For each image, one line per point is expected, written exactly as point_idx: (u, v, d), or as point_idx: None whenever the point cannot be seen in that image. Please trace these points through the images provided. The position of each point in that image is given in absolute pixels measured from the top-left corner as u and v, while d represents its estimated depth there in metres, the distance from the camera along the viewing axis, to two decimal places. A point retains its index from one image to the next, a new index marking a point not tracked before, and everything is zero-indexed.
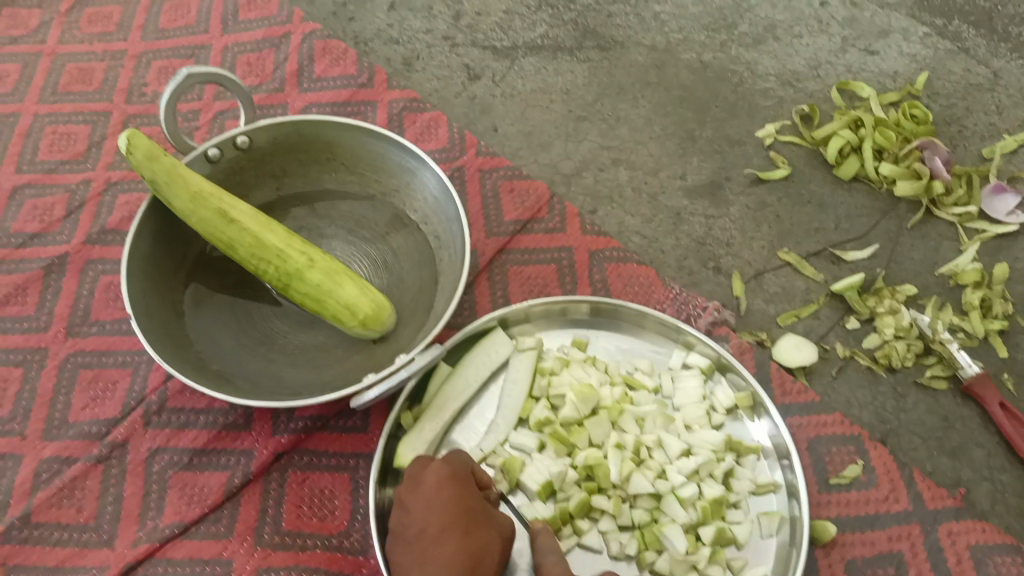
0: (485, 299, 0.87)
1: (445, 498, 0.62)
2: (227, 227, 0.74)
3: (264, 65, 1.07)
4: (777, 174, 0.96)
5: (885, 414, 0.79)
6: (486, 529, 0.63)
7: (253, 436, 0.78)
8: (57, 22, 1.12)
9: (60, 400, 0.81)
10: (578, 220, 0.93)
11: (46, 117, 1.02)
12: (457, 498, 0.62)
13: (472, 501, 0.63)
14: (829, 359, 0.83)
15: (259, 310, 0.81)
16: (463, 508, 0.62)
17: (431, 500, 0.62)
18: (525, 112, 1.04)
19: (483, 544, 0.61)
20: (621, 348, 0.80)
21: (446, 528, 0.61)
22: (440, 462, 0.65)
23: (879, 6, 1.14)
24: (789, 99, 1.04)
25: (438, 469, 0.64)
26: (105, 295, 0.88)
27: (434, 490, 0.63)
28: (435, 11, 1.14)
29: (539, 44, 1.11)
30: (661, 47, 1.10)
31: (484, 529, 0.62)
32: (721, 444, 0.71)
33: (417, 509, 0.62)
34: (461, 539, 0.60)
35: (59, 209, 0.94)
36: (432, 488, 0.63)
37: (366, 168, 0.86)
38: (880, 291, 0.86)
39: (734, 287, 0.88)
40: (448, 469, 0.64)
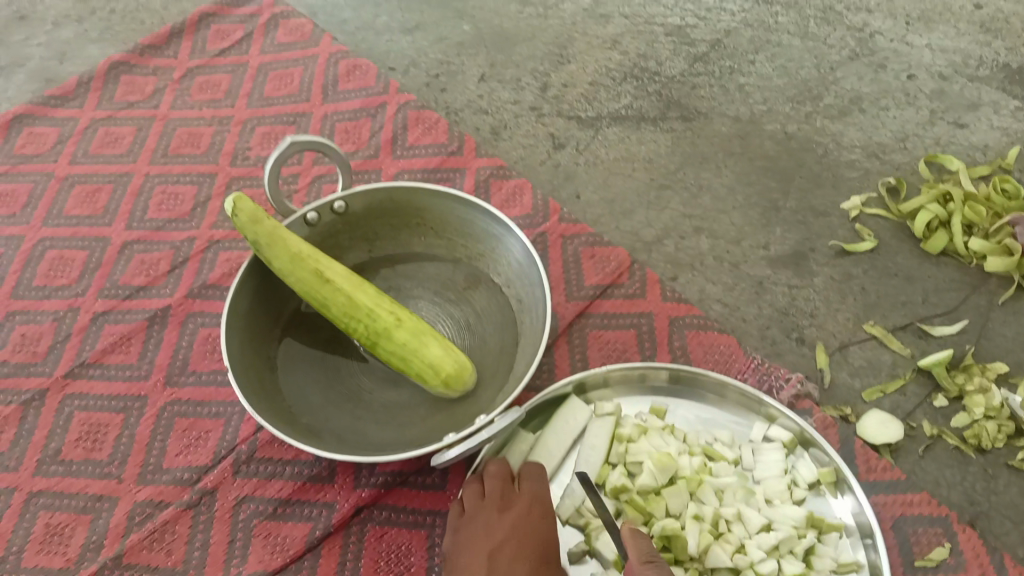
0: (564, 362, 0.88)
1: (529, 527, 0.68)
2: (322, 286, 0.78)
3: (360, 132, 1.12)
4: (862, 247, 0.95)
5: (974, 496, 0.77)
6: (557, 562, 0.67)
7: (335, 489, 0.81)
8: (170, 90, 1.20)
9: (157, 445, 0.85)
10: (658, 286, 0.93)
11: (157, 178, 1.09)
12: (540, 533, 0.67)
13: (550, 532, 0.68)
14: (916, 437, 0.81)
15: (346, 366, 0.84)
16: (542, 543, 0.67)
17: (516, 526, 0.67)
18: (608, 180, 1.06)
19: None
20: (700, 418, 0.80)
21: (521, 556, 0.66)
22: (528, 488, 0.71)
23: (968, 80, 1.13)
24: (875, 171, 1.04)
25: (525, 497, 0.70)
26: (203, 347, 0.92)
27: (519, 516, 0.68)
28: (523, 82, 1.19)
29: (623, 115, 1.14)
30: (745, 118, 1.12)
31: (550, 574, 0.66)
32: (803, 521, 0.70)
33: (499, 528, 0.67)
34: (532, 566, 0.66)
35: (164, 264, 1.00)
36: (520, 513, 0.68)
37: (453, 233, 0.89)
38: (969, 368, 0.84)
39: (818, 359, 0.87)
40: (534, 498, 0.69)
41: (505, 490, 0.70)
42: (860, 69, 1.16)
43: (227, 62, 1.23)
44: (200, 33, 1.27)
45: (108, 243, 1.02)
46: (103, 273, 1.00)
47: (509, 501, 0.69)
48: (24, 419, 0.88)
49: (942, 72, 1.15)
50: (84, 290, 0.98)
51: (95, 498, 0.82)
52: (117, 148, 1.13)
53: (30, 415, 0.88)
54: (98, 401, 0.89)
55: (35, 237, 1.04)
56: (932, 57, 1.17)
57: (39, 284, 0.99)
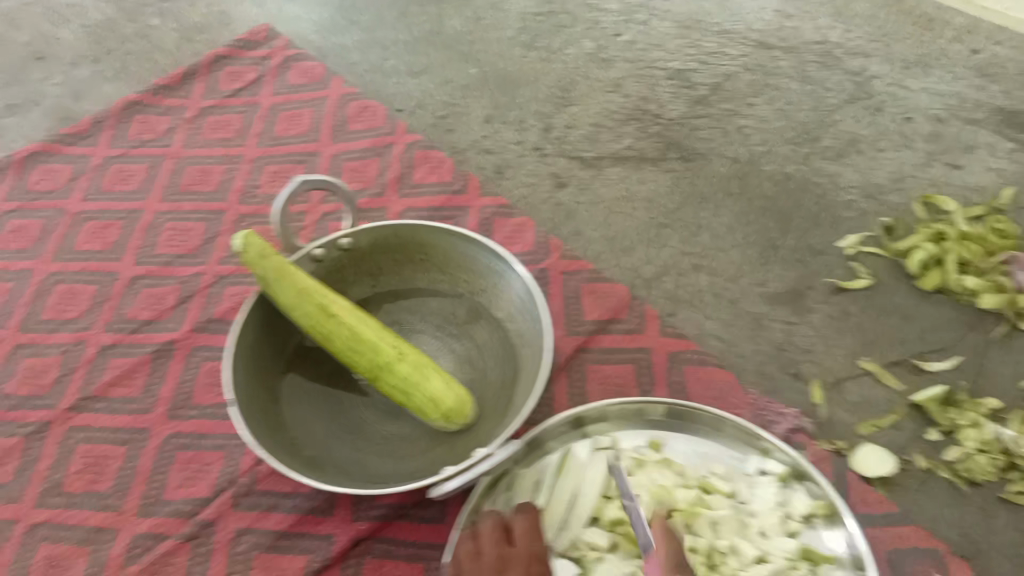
0: (563, 397, 0.89)
1: None
2: (327, 321, 0.79)
3: (367, 171, 1.14)
4: (858, 284, 0.97)
5: (971, 533, 0.77)
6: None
7: (334, 521, 0.81)
8: (182, 129, 1.23)
9: (158, 477, 0.86)
10: (657, 322, 0.95)
11: (167, 214, 1.11)
12: None
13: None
14: (910, 471, 0.81)
15: (348, 400, 0.85)
16: None
17: None
18: (609, 218, 1.08)
19: None
20: (698, 451, 0.80)
21: None
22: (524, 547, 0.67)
23: (964, 122, 1.15)
24: (872, 210, 1.06)
25: (523, 557, 0.66)
26: (207, 380, 0.94)
27: None
28: (527, 123, 1.21)
29: (625, 155, 1.16)
30: (744, 159, 1.14)
31: None
32: (797, 552, 0.71)
33: None
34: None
35: (171, 298, 1.02)
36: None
37: (456, 269, 0.91)
38: (962, 403, 0.85)
39: (814, 395, 0.87)
40: (532, 558, 0.66)
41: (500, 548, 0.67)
42: (857, 112, 1.19)
43: (239, 102, 1.26)
44: (213, 74, 1.31)
45: (117, 277, 1.04)
46: (111, 307, 1.01)
47: (507, 561, 0.66)
48: (29, 450, 0.89)
49: (938, 115, 1.17)
50: (92, 323, 1.00)
51: (97, 529, 0.83)
52: (129, 185, 1.15)
53: (35, 446, 0.90)
54: (102, 433, 0.90)
55: (45, 270, 1.06)
56: (929, 101, 1.19)
57: (48, 317, 1.01)
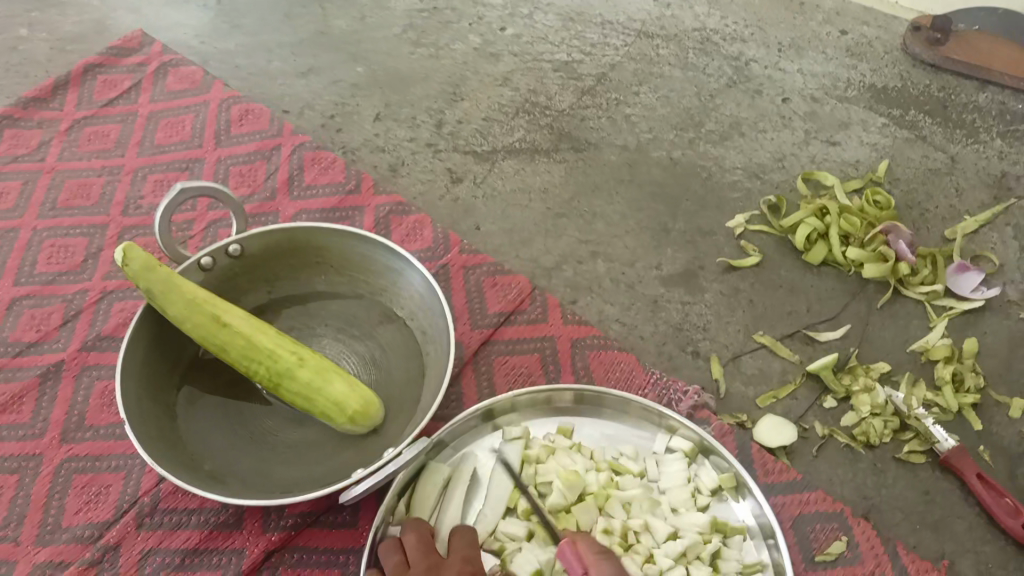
0: (470, 390, 0.89)
1: None
2: (221, 331, 0.77)
3: (256, 175, 1.12)
4: (748, 262, 1.00)
5: (866, 491, 0.81)
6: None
7: (244, 534, 0.79)
8: (57, 141, 1.17)
9: (54, 505, 0.82)
10: (559, 311, 0.96)
11: (46, 231, 1.06)
12: None
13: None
14: (809, 438, 0.84)
15: (249, 409, 0.83)
16: None
17: None
18: (506, 211, 1.08)
19: None
20: (606, 434, 0.81)
21: None
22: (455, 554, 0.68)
23: (838, 101, 1.21)
24: (757, 190, 1.09)
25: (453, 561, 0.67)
26: (100, 400, 0.90)
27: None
28: (418, 120, 1.21)
29: (518, 147, 1.17)
30: (633, 146, 1.16)
31: None
32: (707, 525, 0.73)
33: None
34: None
35: (55, 318, 0.97)
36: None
37: (354, 269, 0.90)
38: (854, 369, 0.89)
39: (714, 370, 0.90)
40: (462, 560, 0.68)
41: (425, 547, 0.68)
42: (738, 95, 1.23)
43: (116, 111, 1.21)
44: (86, 83, 1.25)
45: None
46: None
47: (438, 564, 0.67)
48: None
49: (813, 95, 1.22)
50: None
51: None
52: (2, 203, 1.09)
53: None
54: None
55: None
56: (804, 82, 1.24)
57: None
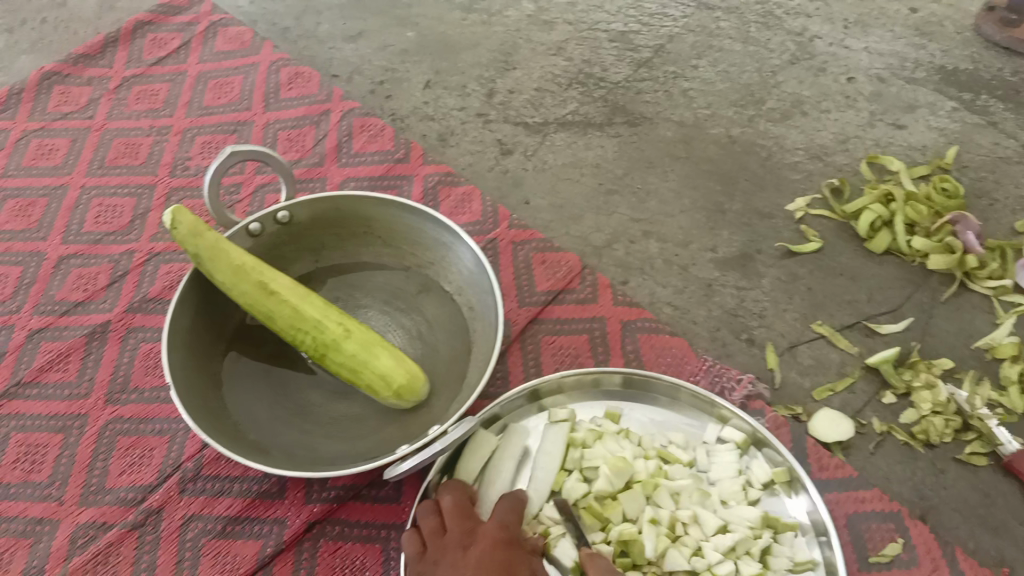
0: (517, 369, 0.88)
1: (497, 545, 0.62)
2: (267, 299, 0.76)
3: (304, 141, 1.10)
4: (808, 248, 0.97)
5: (924, 490, 0.78)
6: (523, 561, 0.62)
7: (286, 505, 0.79)
8: (106, 99, 1.16)
9: (99, 465, 0.82)
10: (609, 291, 0.93)
11: (94, 190, 1.05)
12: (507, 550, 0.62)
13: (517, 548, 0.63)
14: (866, 434, 0.82)
15: (293, 380, 0.82)
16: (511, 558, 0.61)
17: (481, 545, 0.62)
18: (556, 185, 1.06)
19: None
20: (654, 421, 0.79)
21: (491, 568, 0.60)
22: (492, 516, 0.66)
23: (905, 82, 1.16)
24: (818, 172, 1.06)
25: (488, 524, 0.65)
26: (145, 363, 0.89)
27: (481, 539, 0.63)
28: (469, 89, 1.18)
29: (570, 120, 1.14)
30: (690, 122, 1.12)
31: None
32: (758, 521, 0.70)
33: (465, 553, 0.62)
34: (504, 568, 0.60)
35: (102, 278, 0.97)
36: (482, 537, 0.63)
37: (402, 241, 0.88)
38: (916, 364, 0.86)
39: (768, 360, 0.87)
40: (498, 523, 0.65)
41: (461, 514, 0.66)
42: (800, 73, 1.18)
43: (165, 70, 1.20)
44: (136, 41, 1.24)
45: (43, 257, 0.99)
46: (38, 289, 0.96)
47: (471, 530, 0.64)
48: None
49: (879, 75, 1.17)
50: (18, 307, 0.94)
51: (35, 522, 0.79)
52: (51, 160, 1.09)
53: None
54: (36, 422, 0.86)
55: None
56: (870, 61, 1.19)
57: None
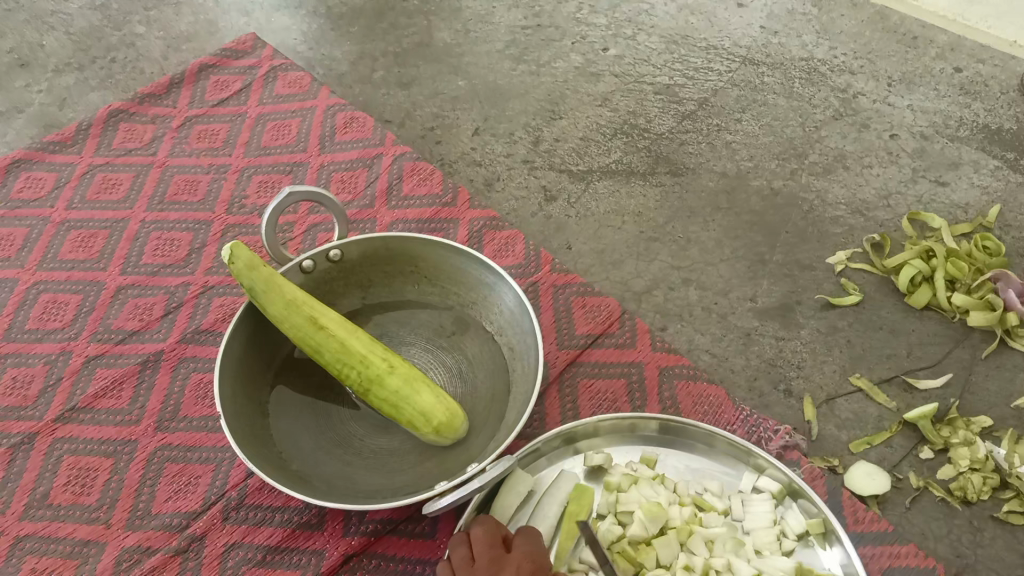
0: (555, 411, 0.89)
1: None
2: (316, 333, 0.79)
3: (356, 182, 1.14)
4: (848, 300, 0.97)
5: (961, 548, 0.78)
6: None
7: (324, 536, 0.80)
8: (168, 137, 1.22)
9: (146, 491, 0.85)
10: (648, 336, 0.95)
11: (153, 224, 1.10)
12: None
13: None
14: (902, 489, 0.82)
15: (337, 413, 0.84)
16: None
17: None
18: (599, 232, 1.08)
19: None
20: (690, 468, 0.80)
21: None
22: (521, 549, 0.66)
23: (949, 139, 1.17)
24: (860, 227, 1.07)
25: (518, 557, 0.65)
26: (195, 392, 0.93)
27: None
28: (516, 136, 1.21)
29: (614, 169, 1.16)
30: (732, 173, 1.14)
31: None
32: (792, 571, 0.71)
33: None
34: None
35: (158, 309, 1.00)
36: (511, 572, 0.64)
37: (447, 280, 0.91)
38: (954, 421, 0.86)
39: (806, 412, 0.88)
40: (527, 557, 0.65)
41: (493, 558, 0.65)
42: (844, 128, 1.20)
43: (225, 111, 1.25)
44: (199, 83, 1.29)
45: (102, 287, 1.03)
46: (96, 317, 1.00)
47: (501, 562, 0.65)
48: (12, 462, 0.88)
49: (923, 132, 1.18)
50: (77, 333, 0.98)
51: (81, 544, 0.82)
52: (114, 194, 1.14)
53: (18, 458, 0.88)
54: (88, 445, 0.89)
55: (29, 279, 1.04)
56: (914, 118, 1.20)
57: (32, 327, 0.99)
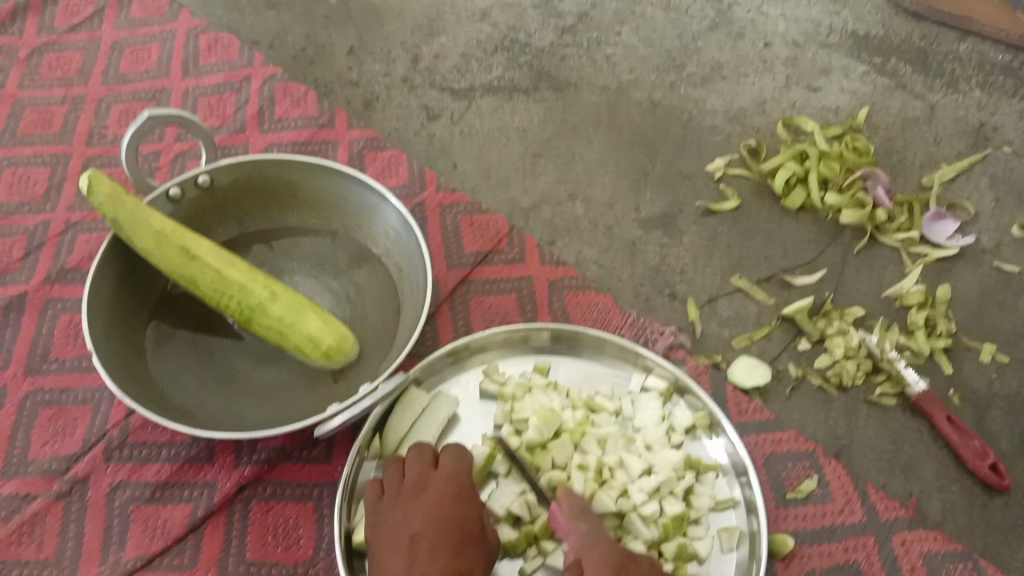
0: (447, 328, 0.88)
1: (446, 509, 0.64)
2: (189, 263, 0.75)
3: (226, 107, 1.08)
4: (727, 207, 1.00)
5: (839, 431, 0.82)
6: (475, 546, 0.63)
7: (215, 469, 0.78)
8: (15, 68, 1.13)
9: (18, 438, 0.80)
10: (536, 251, 0.95)
11: (5, 160, 1.02)
12: (458, 514, 0.64)
13: (469, 524, 0.64)
14: (783, 379, 0.85)
15: (220, 344, 0.81)
16: (459, 523, 0.63)
17: (437, 508, 0.63)
18: (483, 150, 1.06)
19: (471, 562, 0.61)
20: (581, 374, 0.81)
21: (442, 539, 0.61)
22: (447, 472, 0.67)
23: (819, 47, 1.20)
24: (737, 134, 1.09)
25: (442, 481, 0.66)
26: (65, 333, 0.88)
27: (439, 499, 0.64)
28: (393, 55, 1.18)
29: (495, 85, 1.14)
30: (613, 87, 1.14)
31: (473, 550, 0.62)
32: (681, 463, 0.72)
33: (415, 517, 0.63)
34: (451, 558, 0.60)
35: (18, 250, 0.94)
36: (433, 497, 0.64)
37: (328, 207, 0.88)
38: (829, 313, 0.89)
39: (690, 313, 0.90)
40: (452, 481, 0.66)
41: (422, 478, 0.67)
42: (719, 38, 1.21)
43: (77, 38, 1.16)
44: (46, 8, 1.20)
45: None
46: None
47: (426, 484, 0.66)
48: None
49: (795, 39, 1.21)
50: None
51: None
52: None
53: None
54: None
55: None
56: (786, 26, 1.22)
57: None
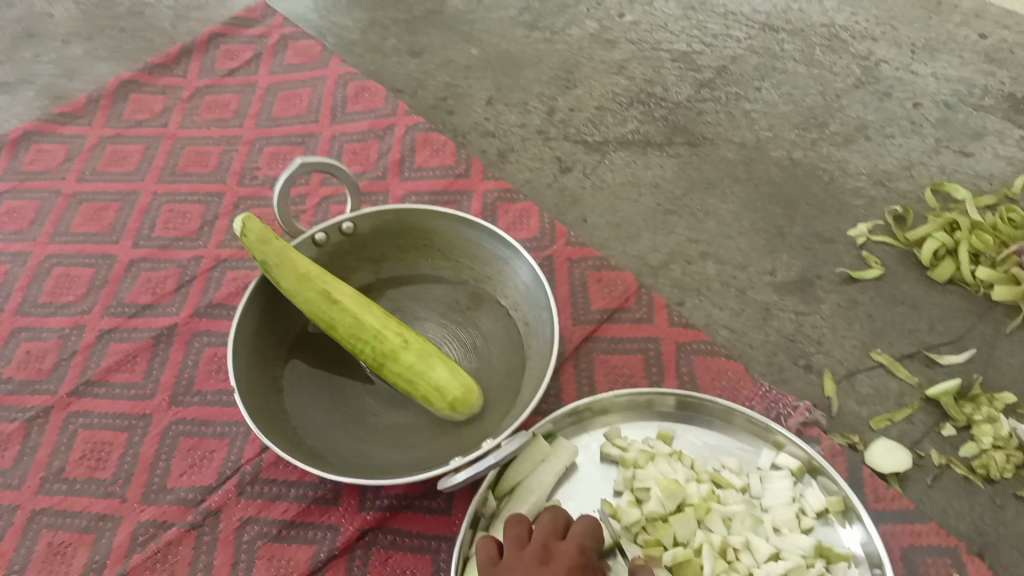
0: (571, 386, 0.88)
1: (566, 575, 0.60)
2: (330, 308, 0.78)
3: (368, 154, 1.12)
4: (869, 275, 0.96)
5: (983, 526, 0.77)
6: None
7: (340, 511, 0.80)
8: (178, 108, 1.20)
9: (160, 465, 0.85)
10: (665, 311, 0.93)
11: (164, 196, 1.09)
12: None
13: None
14: (924, 466, 0.81)
15: (352, 388, 0.84)
16: None
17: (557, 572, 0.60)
18: (615, 204, 1.06)
19: None
20: (707, 444, 0.79)
21: None
22: (575, 538, 0.64)
23: (973, 108, 1.14)
24: (881, 198, 1.05)
25: (568, 547, 0.63)
26: (208, 366, 0.92)
27: (561, 564, 0.61)
28: (530, 106, 1.19)
29: (629, 139, 1.14)
30: (751, 144, 1.12)
31: None
32: (811, 550, 0.70)
33: None
34: None
35: (170, 282, 1.00)
36: (555, 561, 0.61)
37: (461, 255, 0.89)
38: (976, 398, 0.85)
39: (826, 387, 0.87)
40: (578, 548, 0.63)
41: (546, 539, 0.64)
42: (865, 97, 1.17)
43: (235, 82, 1.23)
44: (209, 53, 1.28)
45: (115, 260, 1.02)
46: (108, 291, 0.99)
47: (551, 548, 0.63)
48: (27, 437, 0.88)
49: (946, 100, 1.16)
50: (90, 307, 0.98)
51: (98, 517, 0.82)
52: (125, 166, 1.13)
53: (33, 433, 0.88)
54: (102, 420, 0.89)
55: (40, 253, 1.04)
56: (937, 86, 1.18)
57: (45, 301, 0.99)
